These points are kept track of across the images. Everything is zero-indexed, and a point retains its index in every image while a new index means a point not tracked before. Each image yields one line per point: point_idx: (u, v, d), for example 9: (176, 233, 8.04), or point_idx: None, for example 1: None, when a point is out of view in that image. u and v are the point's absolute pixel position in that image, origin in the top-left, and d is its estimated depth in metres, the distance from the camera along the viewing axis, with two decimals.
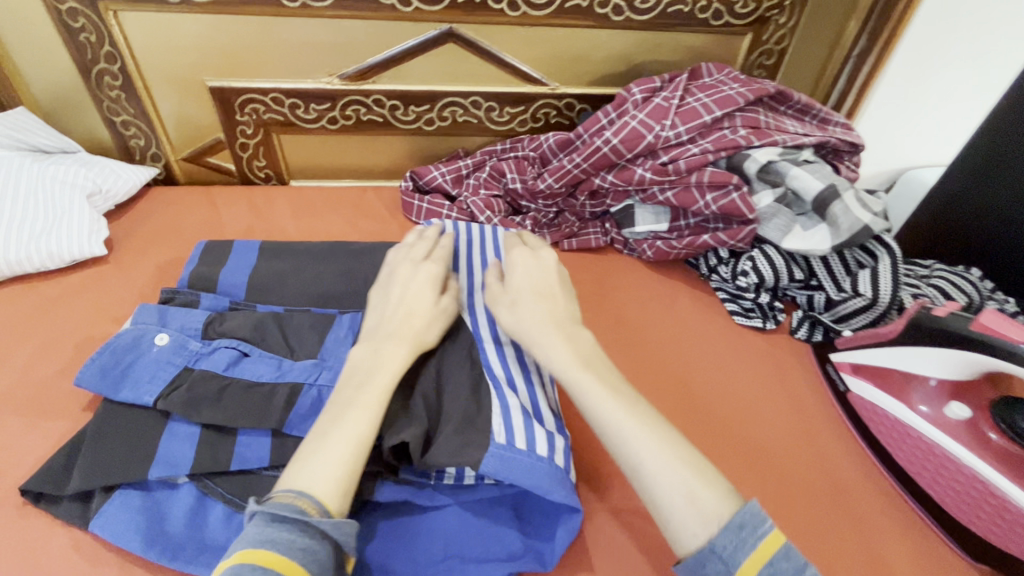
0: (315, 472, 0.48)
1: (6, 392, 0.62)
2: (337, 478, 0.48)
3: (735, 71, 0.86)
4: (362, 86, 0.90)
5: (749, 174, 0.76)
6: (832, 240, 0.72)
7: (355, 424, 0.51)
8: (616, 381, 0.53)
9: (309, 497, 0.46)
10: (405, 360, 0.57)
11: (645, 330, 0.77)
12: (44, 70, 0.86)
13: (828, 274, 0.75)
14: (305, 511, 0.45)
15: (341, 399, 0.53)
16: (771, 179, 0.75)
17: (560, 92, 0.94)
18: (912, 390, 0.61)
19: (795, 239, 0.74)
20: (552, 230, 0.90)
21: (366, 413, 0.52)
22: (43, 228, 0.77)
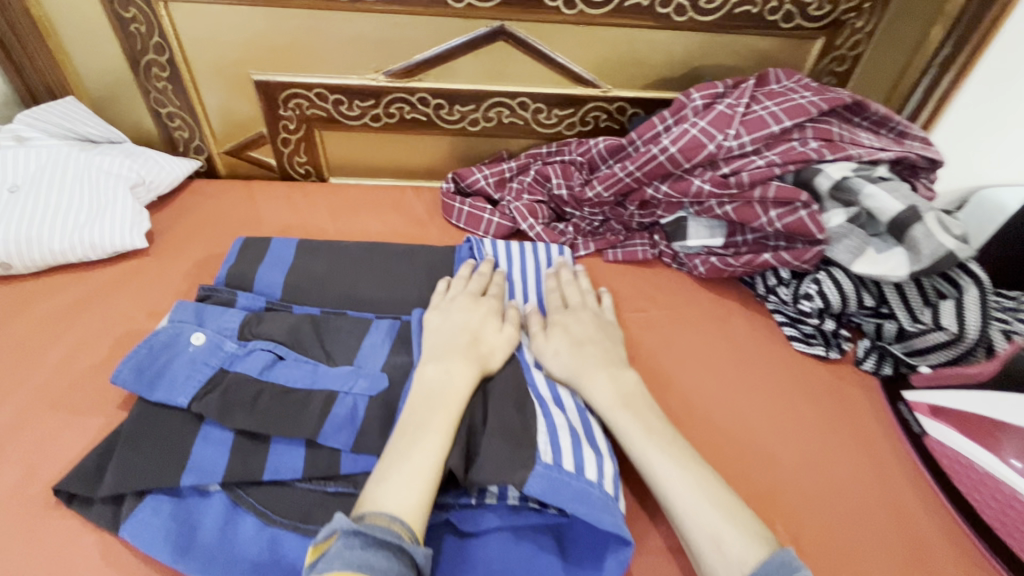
0: (396, 492, 0.48)
1: (45, 385, 0.62)
2: (415, 496, 0.48)
3: (805, 78, 0.80)
4: (408, 83, 0.87)
5: (819, 189, 0.70)
6: (910, 266, 0.66)
7: (429, 449, 0.51)
8: (655, 424, 0.57)
9: (402, 522, 0.46)
10: (473, 379, 0.58)
11: (696, 352, 0.72)
12: (95, 60, 0.86)
13: (903, 303, 0.68)
14: (404, 537, 0.45)
15: (414, 416, 0.54)
16: (844, 196, 0.69)
17: (612, 95, 0.89)
18: (1003, 440, 0.56)
19: (867, 263, 0.68)
20: (597, 240, 0.86)
21: (438, 436, 0.52)
22: (88, 219, 0.77)
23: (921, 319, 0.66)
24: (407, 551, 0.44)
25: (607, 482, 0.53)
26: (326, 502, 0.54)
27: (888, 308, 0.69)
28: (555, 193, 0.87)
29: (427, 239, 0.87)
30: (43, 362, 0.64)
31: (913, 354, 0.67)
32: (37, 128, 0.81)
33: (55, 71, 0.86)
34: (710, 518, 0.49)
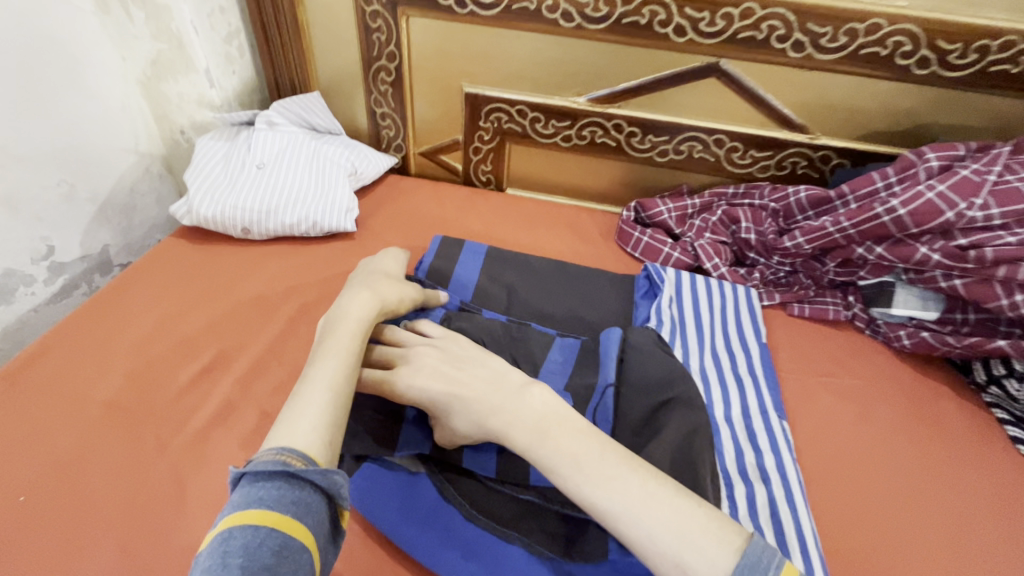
0: (305, 420, 0.47)
1: (276, 342, 0.70)
2: (315, 430, 0.46)
3: None
4: (607, 108, 0.89)
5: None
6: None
7: (329, 371, 0.52)
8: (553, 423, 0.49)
9: (291, 450, 0.44)
10: (371, 309, 0.61)
11: (897, 434, 0.66)
12: (336, 61, 0.98)
13: None
14: (288, 463, 0.42)
15: (325, 345, 0.55)
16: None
17: (819, 143, 0.85)
18: None
19: None
20: (782, 290, 0.82)
21: (337, 364, 0.53)
22: (313, 200, 0.87)
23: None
24: (295, 473, 0.42)
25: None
26: (524, 513, 0.53)
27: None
28: (741, 236, 0.84)
29: (601, 262, 0.88)
30: (272, 321, 0.73)
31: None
32: (283, 115, 0.93)
33: (300, 66, 0.99)
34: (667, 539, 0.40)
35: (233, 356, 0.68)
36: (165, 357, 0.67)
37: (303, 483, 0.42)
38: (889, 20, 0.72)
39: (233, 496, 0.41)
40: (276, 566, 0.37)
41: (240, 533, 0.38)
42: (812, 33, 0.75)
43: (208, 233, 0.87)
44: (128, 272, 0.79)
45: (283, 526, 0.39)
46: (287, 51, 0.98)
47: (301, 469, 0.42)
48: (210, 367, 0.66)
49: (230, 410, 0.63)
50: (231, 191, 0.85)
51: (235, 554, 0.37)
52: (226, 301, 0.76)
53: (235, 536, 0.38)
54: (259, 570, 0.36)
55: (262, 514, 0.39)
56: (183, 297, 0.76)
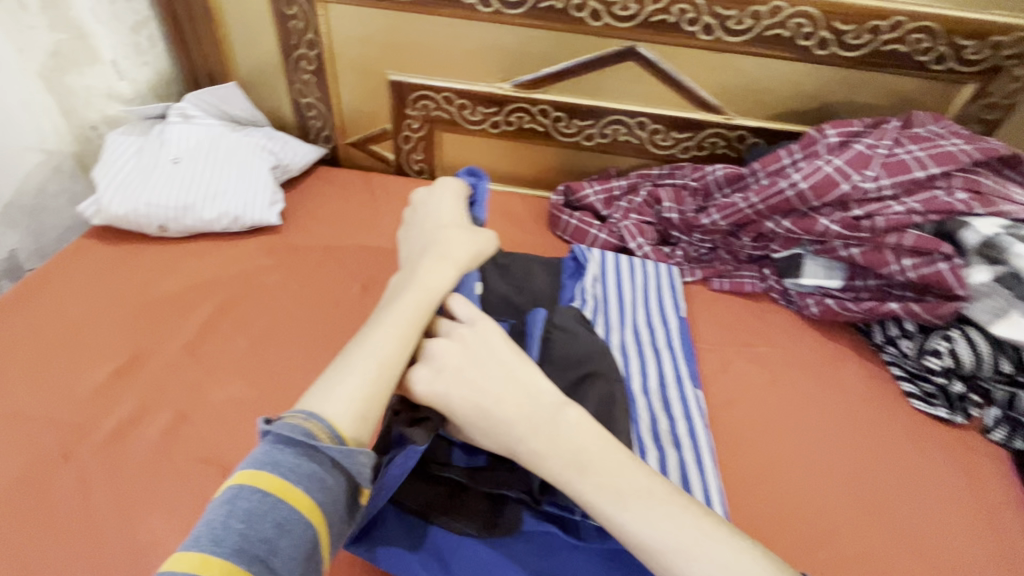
0: (335, 395, 0.42)
1: (194, 341, 0.69)
2: (351, 402, 0.42)
3: (953, 124, 0.76)
4: (532, 94, 0.90)
5: (963, 244, 0.66)
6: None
7: (382, 341, 0.46)
8: (628, 489, 0.41)
9: (319, 420, 0.40)
10: (450, 279, 0.53)
11: (805, 396, 0.70)
12: (254, 50, 0.94)
13: None
14: (314, 435, 0.39)
15: (393, 313, 0.48)
16: (991, 253, 0.64)
17: (735, 123, 0.88)
18: None
19: (1011, 327, 0.63)
20: (703, 266, 0.86)
21: (399, 334, 0.46)
22: (233, 194, 0.84)
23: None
24: (319, 450, 0.39)
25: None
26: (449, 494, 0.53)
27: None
28: (664, 215, 0.87)
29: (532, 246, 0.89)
30: (191, 319, 0.71)
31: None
32: (198, 107, 0.90)
33: (216, 56, 0.96)
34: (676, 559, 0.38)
35: (148, 357, 0.66)
36: (74, 362, 0.65)
37: (327, 459, 0.39)
38: (788, 2, 0.75)
39: (256, 449, 0.39)
40: (274, 541, 0.35)
41: (249, 494, 0.36)
42: (719, 16, 0.78)
43: (122, 233, 0.83)
44: (33, 277, 0.75)
45: (299, 500, 0.37)
46: (201, 40, 0.94)
47: (325, 447, 0.39)
48: (123, 371, 0.64)
49: (143, 412, 0.61)
50: (145, 187, 0.81)
51: (236, 517, 0.35)
52: (141, 301, 0.73)
53: (241, 498, 0.36)
54: (256, 546, 0.34)
55: (272, 482, 0.37)
56: (93, 300, 0.73)
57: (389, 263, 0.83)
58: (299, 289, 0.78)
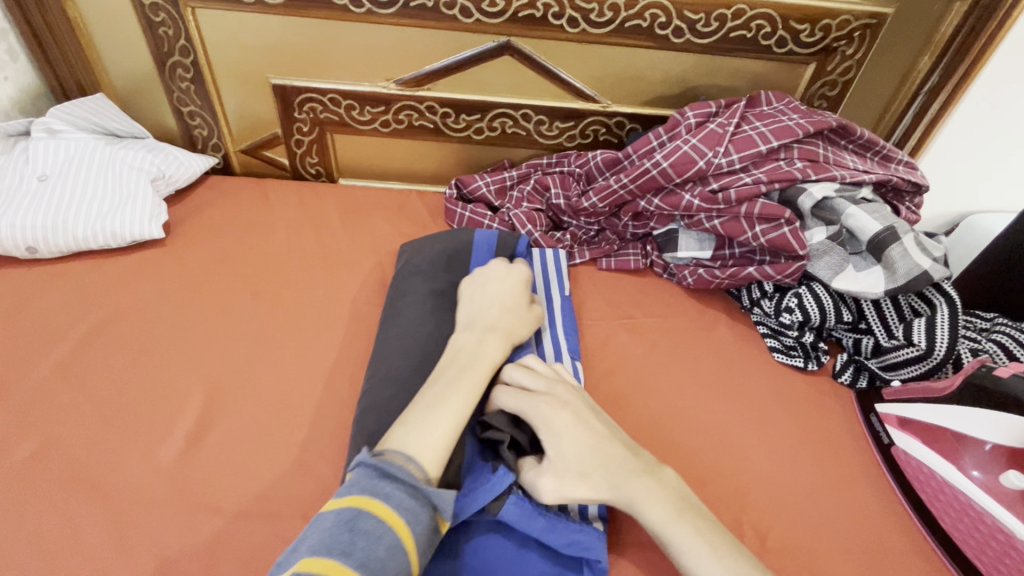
0: (423, 441, 0.50)
1: (65, 363, 0.66)
2: (441, 442, 0.50)
3: (796, 101, 0.83)
4: (416, 92, 0.92)
5: (802, 208, 0.74)
6: (886, 283, 0.69)
7: (459, 401, 0.54)
8: (691, 506, 0.52)
9: (417, 464, 0.48)
10: (503, 353, 0.61)
11: (680, 360, 0.75)
12: (125, 60, 0.91)
13: (879, 318, 0.71)
14: (415, 477, 0.47)
15: (446, 376, 0.56)
16: (825, 216, 0.73)
17: (612, 110, 0.93)
18: (964, 452, 0.58)
19: (846, 280, 0.71)
20: (592, 248, 0.90)
21: (467, 389, 0.55)
22: (109, 210, 0.81)
23: (895, 334, 0.69)
24: (420, 490, 0.46)
25: (592, 516, 0.56)
26: None
27: (866, 323, 0.72)
28: (552, 202, 0.91)
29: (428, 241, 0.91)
30: (63, 340, 0.69)
31: (889, 368, 0.70)
32: (66, 121, 0.86)
33: (85, 68, 0.92)
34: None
35: (13, 384, 0.64)
36: None
37: (421, 495, 0.47)
38: None
39: (363, 477, 0.47)
40: (386, 561, 0.42)
41: (362, 518, 0.44)
42: (582, 9, 0.82)
43: None
44: None
45: (398, 527, 0.44)
46: (65, 51, 0.90)
47: (425, 490, 0.47)
48: None
49: (7, 441, 0.59)
50: (9, 208, 0.77)
51: (357, 535, 0.43)
52: (7, 327, 0.70)
53: (362, 519, 0.44)
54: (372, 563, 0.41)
55: (385, 510, 0.44)
56: None
57: (281, 267, 0.83)
58: (184, 300, 0.76)
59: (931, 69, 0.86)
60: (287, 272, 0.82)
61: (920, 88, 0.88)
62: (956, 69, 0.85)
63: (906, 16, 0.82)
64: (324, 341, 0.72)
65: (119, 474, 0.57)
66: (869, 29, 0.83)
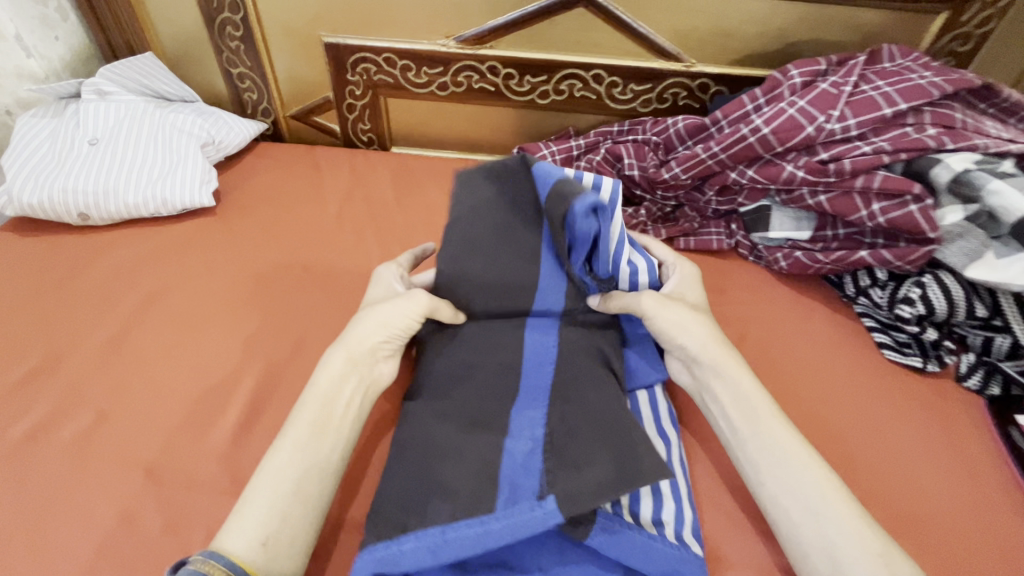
0: (241, 530, 0.41)
1: (119, 334, 0.64)
2: (258, 526, 0.42)
3: (923, 58, 0.72)
4: (478, 50, 0.84)
5: (936, 181, 0.62)
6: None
7: (282, 468, 0.45)
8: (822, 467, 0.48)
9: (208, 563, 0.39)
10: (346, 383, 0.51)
11: (774, 354, 0.66)
12: (173, 18, 0.87)
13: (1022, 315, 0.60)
14: None
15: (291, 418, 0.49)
16: (965, 191, 0.61)
17: (696, 70, 0.83)
18: None
19: (985, 269, 0.60)
20: (668, 225, 0.81)
21: (293, 455, 0.46)
22: (159, 176, 0.78)
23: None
24: None
25: (689, 537, 0.49)
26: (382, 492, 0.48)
27: (1004, 320, 0.62)
28: (625, 174, 0.82)
29: None
30: (117, 313, 0.66)
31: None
32: (116, 83, 0.82)
33: (135, 26, 0.88)
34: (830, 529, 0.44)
35: (70, 354, 0.61)
36: None
37: None
38: None
39: None
40: None
41: None
42: None
43: (43, 223, 0.77)
44: None
45: None
46: (114, 9, 0.86)
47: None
48: (40, 369, 0.60)
49: (63, 415, 0.56)
50: (61, 173, 0.75)
51: None
52: (62, 296, 0.68)
53: None
54: None
55: None
56: (10, 295, 0.68)
57: (334, 240, 0.78)
58: (236, 274, 0.72)
59: None
60: (340, 246, 0.78)
61: None
62: None
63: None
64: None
65: (174, 456, 0.54)
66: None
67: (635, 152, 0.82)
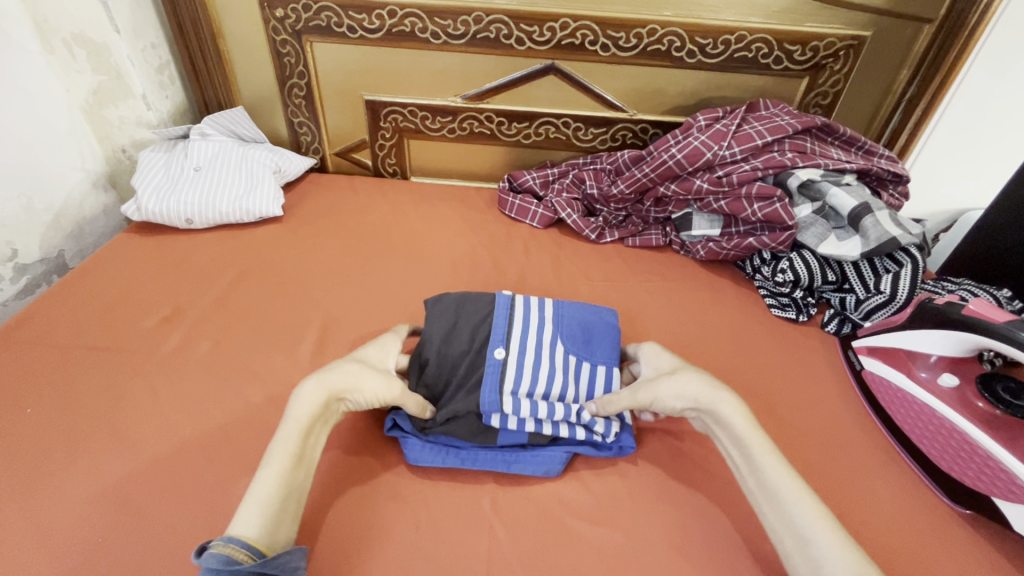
0: (247, 517, 0.51)
1: (222, 299, 0.89)
2: (255, 516, 0.52)
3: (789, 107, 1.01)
4: (478, 105, 1.14)
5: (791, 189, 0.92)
6: (862, 247, 0.85)
7: (267, 484, 0.54)
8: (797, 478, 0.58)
9: (237, 543, 0.49)
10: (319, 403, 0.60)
11: (693, 311, 0.91)
12: (254, 83, 1.18)
13: (859, 278, 0.87)
14: (235, 558, 0.48)
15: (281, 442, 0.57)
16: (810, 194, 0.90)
17: (637, 118, 1.13)
18: (914, 362, 0.73)
19: (830, 246, 0.88)
20: (620, 229, 1.09)
21: (276, 474, 0.55)
22: (244, 194, 1.06)
23: (869, 290, 0.85)
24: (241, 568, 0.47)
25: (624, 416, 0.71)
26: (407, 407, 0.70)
27: (849, 283, 0.88)
28: (587, 192, 1.10)
29: (484, 223, 1.12)
30: (217, 287, 0.92)
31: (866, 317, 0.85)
32: (214, 128, 1.12)
33: (225, 90, 1.19)
34: (804, 525, 0.53)
35: (189, 311, 0.87)
36: (131, 315, 0.85)
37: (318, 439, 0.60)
38: (665, 27, 1.01)
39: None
40: None
41: None
42: (612, 37, 1.03)
43: (156, 228, 1.04)
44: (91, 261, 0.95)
45: None
46: (211, 77, 1.17)
47: (245, 566, 0.47)
48: (169, 319, 0.85)
49: (189, 347, 0.81)
50: (174, 190, 1.02)
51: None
52: (178, 276, 0.94)
53: None
54: None
55: None
56: (141, 274, 0.93)
57: (371, 240, 1.05)
58: (300, 262, 0.99)
59: (910, 80, 1.04)
60: (375, 244, 1.05)
61: (901, 97, 1.06)
62: (931, 80, 1.02)
63: (883, 37, 1.00)
64: (407, 291, 0.93)
65: (267, 370, 0.78)
66: (852, 48, 1.01)
67: (593, 176, 1.11)
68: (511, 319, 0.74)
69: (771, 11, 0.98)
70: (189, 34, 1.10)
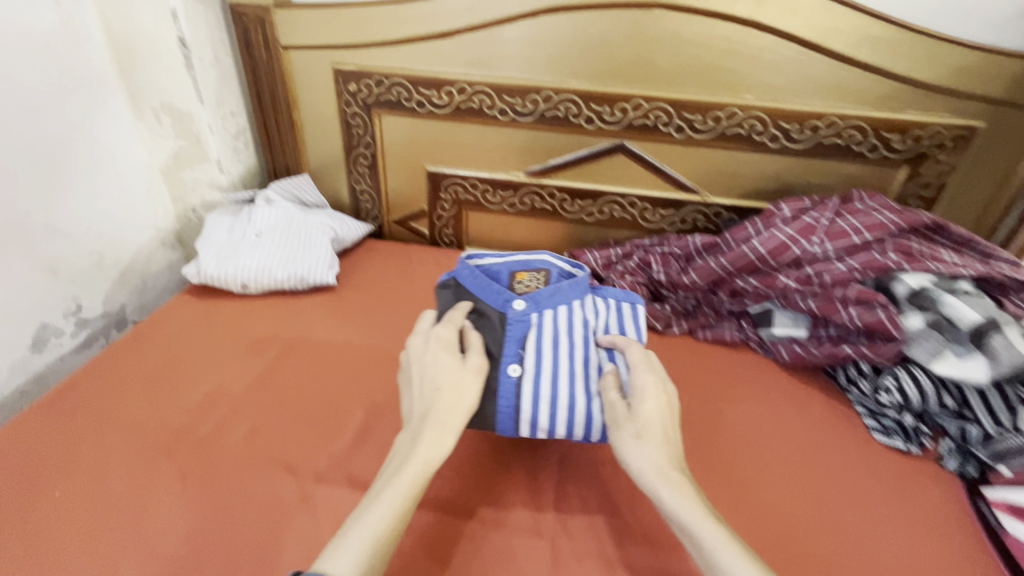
0: (341, 560, 0.48)
1: (265, 375, 0.86)
2: (351, 553, 0.49)
3: (888, 200, 0.92)
4: (541, 180, 1.11)
5: (897, 295, 0.80)
6: (990, 371, 0.70)
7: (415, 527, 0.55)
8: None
9: None
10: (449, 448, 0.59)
11: (777, 428, 0.80)
12: (320, 151, 1.20)
13: (985, 408, 0.73)
14: None
15: (381, 478, 0.57)
16: (918, 301, 0.77)
17: (710, 201, 1.06)
18: None
19: (947, 365, 0.73)
20: (688, 319, 0.99)
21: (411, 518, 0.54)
22: (300, 260, 1.05)
23: (1000, 425, 0.71)
24: None
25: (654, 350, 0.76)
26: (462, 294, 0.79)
27: (970, 410, 0.74)
28: (654, 276, 1.02)
29: None
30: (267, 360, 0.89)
31: (996, 458, 0.70)
32: (278, 194, 1.14)
33: (294, 157, 1.21)
34: None
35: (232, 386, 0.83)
36: (176, 387, 0.83)
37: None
38: (746, 111, 0.95)
39: None
40: None
41: None
42: (687, 120, 0.98)
43: (212, 292, 1.04)
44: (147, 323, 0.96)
45: None
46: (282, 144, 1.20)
47: None
48: (211, 394, 0.82)
49: (227, 428, 0.76)
50: (234, 255, 1.03)
51: None
52: (227, 345, 0.92)
53: None
54: None
55: None
56: (192, 341, 0.92)
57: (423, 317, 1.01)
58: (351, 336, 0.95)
59: None
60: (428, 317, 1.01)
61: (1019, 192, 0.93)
62: None
63: (999, 128, 0.90)
64: None
65: (302, 463, 0.72)
66: (962, 138, 0.92)
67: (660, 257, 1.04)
68: (527, 333, 0.73)
69: (864, 97, 0.92)
70: (266, 105, 1.14)
